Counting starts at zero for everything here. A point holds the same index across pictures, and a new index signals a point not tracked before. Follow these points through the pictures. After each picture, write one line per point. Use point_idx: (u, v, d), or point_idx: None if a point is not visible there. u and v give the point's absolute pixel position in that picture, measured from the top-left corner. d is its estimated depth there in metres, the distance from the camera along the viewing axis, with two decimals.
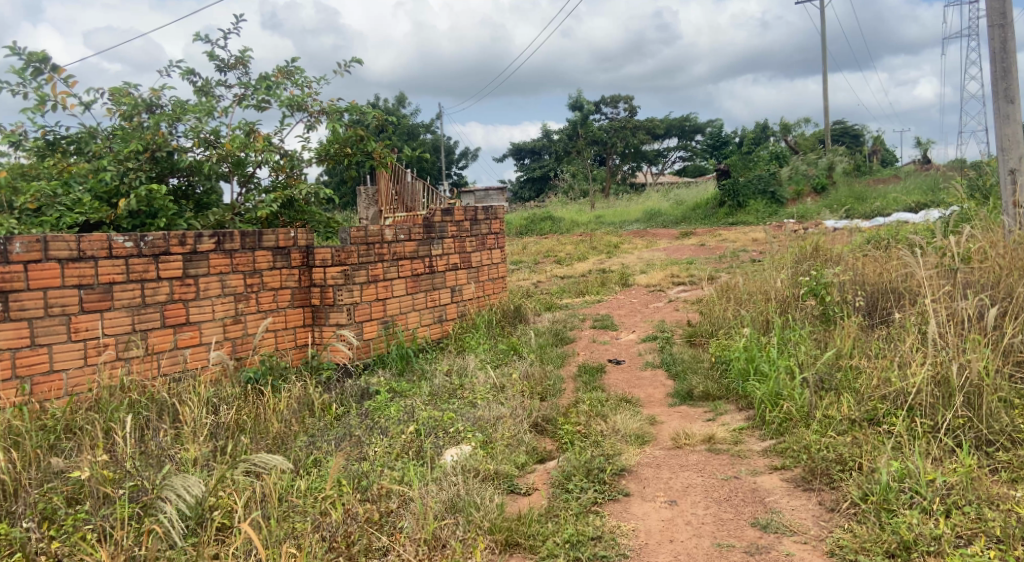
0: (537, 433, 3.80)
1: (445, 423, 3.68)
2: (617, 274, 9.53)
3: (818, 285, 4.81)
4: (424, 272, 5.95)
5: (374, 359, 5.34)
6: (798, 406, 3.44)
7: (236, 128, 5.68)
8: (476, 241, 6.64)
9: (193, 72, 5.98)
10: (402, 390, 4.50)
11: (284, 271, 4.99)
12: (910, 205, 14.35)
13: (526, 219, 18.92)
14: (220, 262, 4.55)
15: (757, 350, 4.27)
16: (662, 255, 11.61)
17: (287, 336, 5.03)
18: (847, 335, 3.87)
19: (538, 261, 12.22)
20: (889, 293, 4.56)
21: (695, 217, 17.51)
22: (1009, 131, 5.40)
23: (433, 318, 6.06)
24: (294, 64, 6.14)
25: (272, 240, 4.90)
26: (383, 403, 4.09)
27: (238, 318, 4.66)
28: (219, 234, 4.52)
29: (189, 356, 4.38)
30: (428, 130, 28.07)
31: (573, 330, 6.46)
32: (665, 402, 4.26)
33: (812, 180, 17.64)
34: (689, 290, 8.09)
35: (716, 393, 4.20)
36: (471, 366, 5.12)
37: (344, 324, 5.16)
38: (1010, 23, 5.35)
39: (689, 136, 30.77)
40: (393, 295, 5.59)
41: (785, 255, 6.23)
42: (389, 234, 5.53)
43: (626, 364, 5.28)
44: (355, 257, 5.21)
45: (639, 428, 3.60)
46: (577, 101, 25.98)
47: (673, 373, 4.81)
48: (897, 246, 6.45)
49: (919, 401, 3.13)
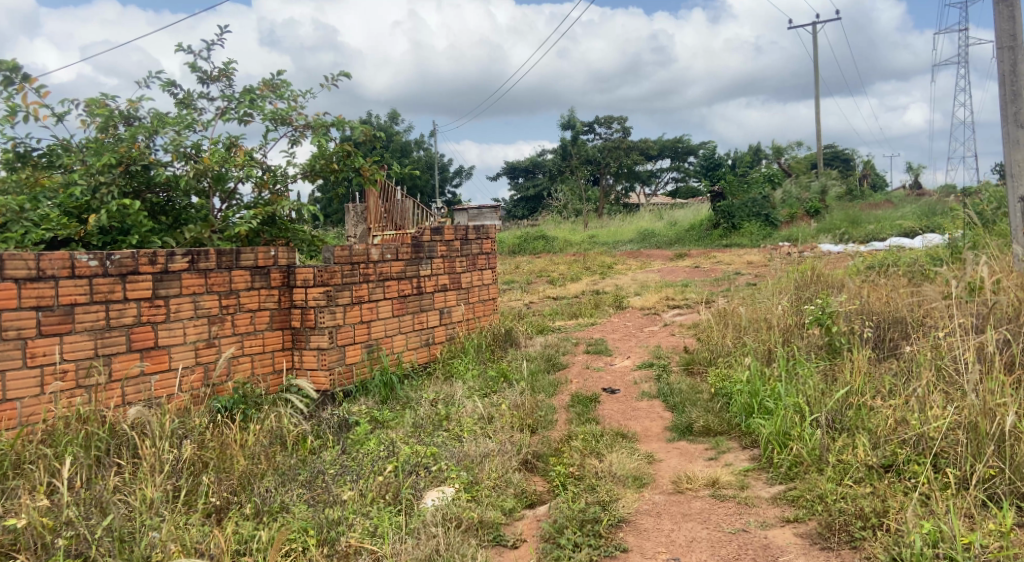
0: (527, 471, 3.56)
1: (429, 460, 3.43)
2: (611, 296, 9.31)
3: (824, 314, 4.45)
4: (412, 294, 5.71)
5: (357, 385, 5.08)
6: (809, 448, 3.21)
7: (216, 141, 5.42)
8: (467, 262, 6.40)
9: (174, 83, 5.73)
10: (386, 422, 4.25)
11: (263, 291, 4.74)
12: (905, 230, 14.22)
13: (519, 237, 18.72)
14: (194, 281, 4.30)
15: (761, 383, 4.03)
16: (656, 277, 11.39)
17: (264, 361, 4.77)
18: (857, 370, 3.65)
19: (531, 281, 11.99)
20: (895, 325, 4.38)
21: (689, 238, 17.33)
22: (1019, 156, 5.23)
23: (420, 341, 5.80)
24: (280, 77, 5.90)
25: (251, 259, 4.66)
26: (364, 438, 3.83)
27: (212, 342, 4.40)
28: (192, 252, 4.27)
29: (158, 382, 4.12)
30: (421, 148, 27.90)
31: (565, 355, 6.21)
32: (663, 437, 4.02)
33: (805, 203, 17.54)
34: (684, 314, 7.86)
35: (717, 428, 3.95)
36: (459, 395, 4.86)
37: (326, 348, 4.90)
38: (1020, 45, 5.20)
39: (682, 157, 30.73)
40: (378, 317, 5.34)
41: (783, 280, 6.03)
42: (375, 254, 5.30)
43: (621, 394, 5.03)
44: (338, 278, 4.98)
45: (637, 469, 3.36)
46: (570, 121, 25.90)
47: (670, 405, 4.56)
48: (899, 273, 6.26)
49: (943, 449, 2.94)
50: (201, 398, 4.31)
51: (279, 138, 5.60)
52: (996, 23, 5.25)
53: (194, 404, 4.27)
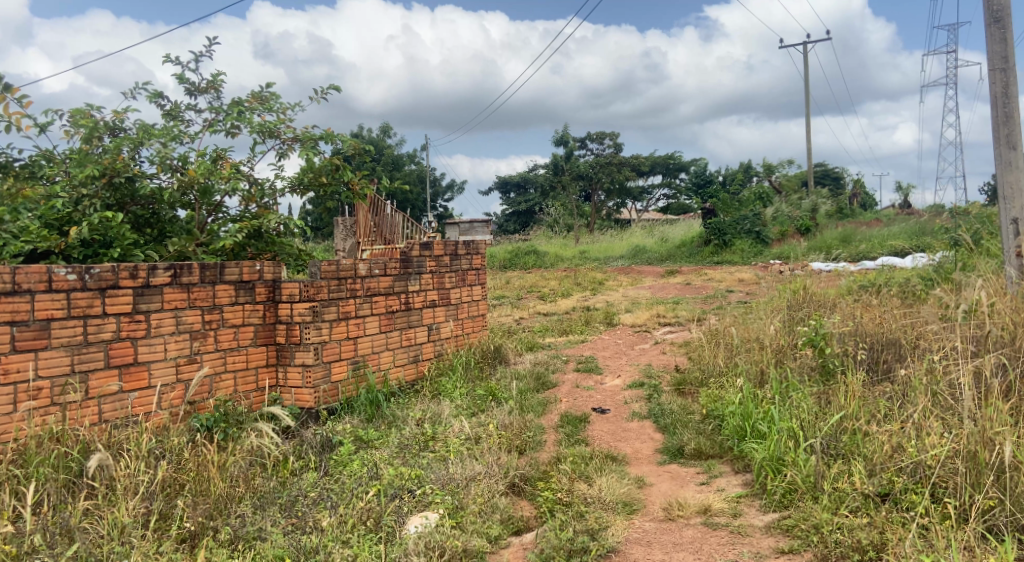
0: (514, 495, 3.47)
1: (413, 483, 3.34)
2: (601, 313, 9.24)
3: (817, 335, 4.37)
4: (400, 309, 5.62)
5: (342, 403, 4.99)
6: (804, 475, 3.13)
7: (203, 152, 5.34)
8: (456, 277, 6.32)
9: (160, 94, 5.65)
10: (370, 442, 4.16)
11: (247, 306, 4.65)
12: (894, 249, 14.25)
13: (510, 252, 18.69)
14: (176, 296, 4.21)
15: (753, 406, 3.96)
16: (647, 294, 11.35)
17: (247, 378, 4.67)
18: (852, 394, 3.58)
19: (522, 297, 11.93)
20: (889, 347, 4.32)
21: (680, 255, 17.31)
22: (1011, 178, 5.21)
23: (408, 358, 5.70)
24: (269, 89, 5.82)
25: (236, 273, 4.56)
26: (348, 460, 3.73)
27: (194, 357, 4.30)
28: (175, 266, 4.19)
29: (137, 399, 4.02)
30: (413, 161, 27.88)
31: (555, 373, 6.13)
32: (654, 460, 3.94)
33: (796, 221, 17.57)
34: (675, 332, 7.79)
35: (709, 451, 3.88)
36: (446, 414, 4.77)
37: (311, 365, 4.80)
38: (1012, 68, 5.20)
39: (673, 174, 30.82)
40: (365, 333, 5.25)
41: (774, 299, 5.98)
42: (363, 269, 5.23)
43: (611, 414, 4.94)
44: (324, 293, 4.89)
45: (627, 495, 3.27)
46: (563, 137, 25.93)
47: (661, 426, 4.48)
48: (890, 293, 6.22)
49: (940, 477, 2.88)
50: (181, 416, 4.21)
51: (266, 151, 5.51)
52: (988, 45, 5.25)
53: (174, 422, 4.17)
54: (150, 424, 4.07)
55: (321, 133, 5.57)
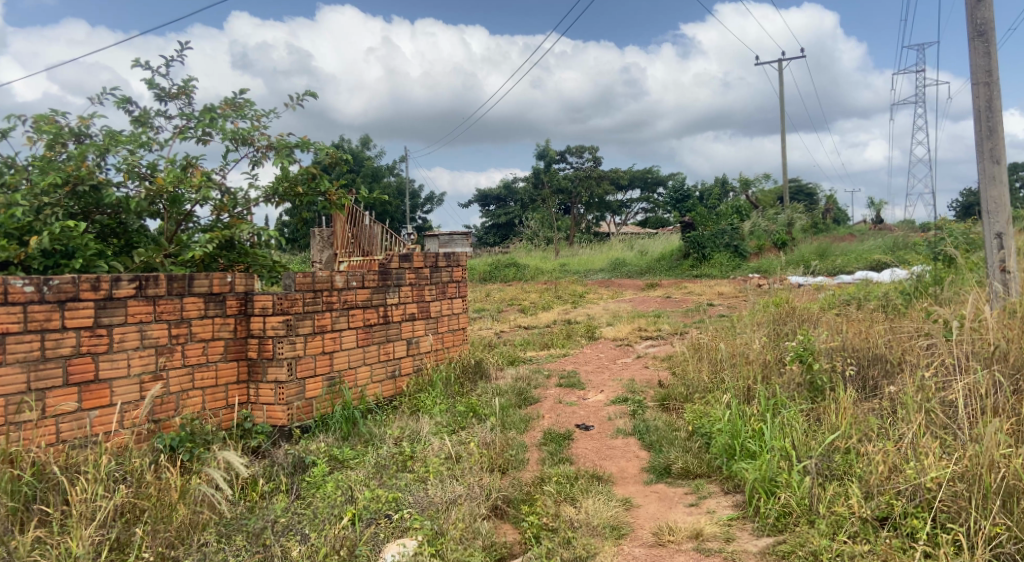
0: (497, 518, 3.35)
1: (390, 507, 3.21)
2: (582, 326, 9.12)
3: (805, 350, 4.28)
4: (378, 323, 5.47)
5: (316, 420, 4.85)
6: (798, 498, 3.05)
7: (172, 160, 5.16)
8: (436, 290, 6.17)
9: (129, 100, 5.48)
10: (346, 462, 4.01)
11: (217, 320, 4.52)
12: (871, 264, 14.30)
13: (489, 265, 18.57)
14: (140, 309, 4.12)
15: (742, 424, 3.85)
16: (628, 306, 11.27)
17: (217, 394, 4.53)
18: (843, 412, 3.49)
19: (501, 310, 11.79)
20: (876, 363, 4.23)
21: (659, 268, 17.28)
22: (995, 193, 5.11)
23: (386, 373, 5.54)
24: (243, 95, 5.64)
25: (206, 285, 4.45)
26: (323, 482, 3.58)
27: (159, 374, 4.21)
28: (140, 278, 4.11)
29: (98, 418, 3.95)
30: (392, 173, 27.73)
31: (537, 389, 5.99)
32: (640, 479, 3.82)
33: (773, 235, 17.61)
34: (657, 346, 7.69)
35: (697, 470, 3.76)
36: (425, 431, 4.63)
37: (283, 381, 4.67)
38: (995, 81, 5.12)
39: (652, 187, 30.90)
40: (342, 347, 5.11)
41: (757, 313, 5.89)
42: (340, 281, 5.09)
43: (594, 431, 4.81)
44: (299, 306, 4.76)
45: (614, 518, 3.17)
46: (541, 150, 25.92)
47: (647, 443, 4.36)
48: (871, 307, 6.17)
49: (942, 502, 2.78)
50: (144, 435, 4.12)
51: (239, 159, 5.35)
52: (972, 58, 5.16)
53: (136, 441, 4.08)
54: (110, 443, 3.99)
55: (296, 141, 5.39)
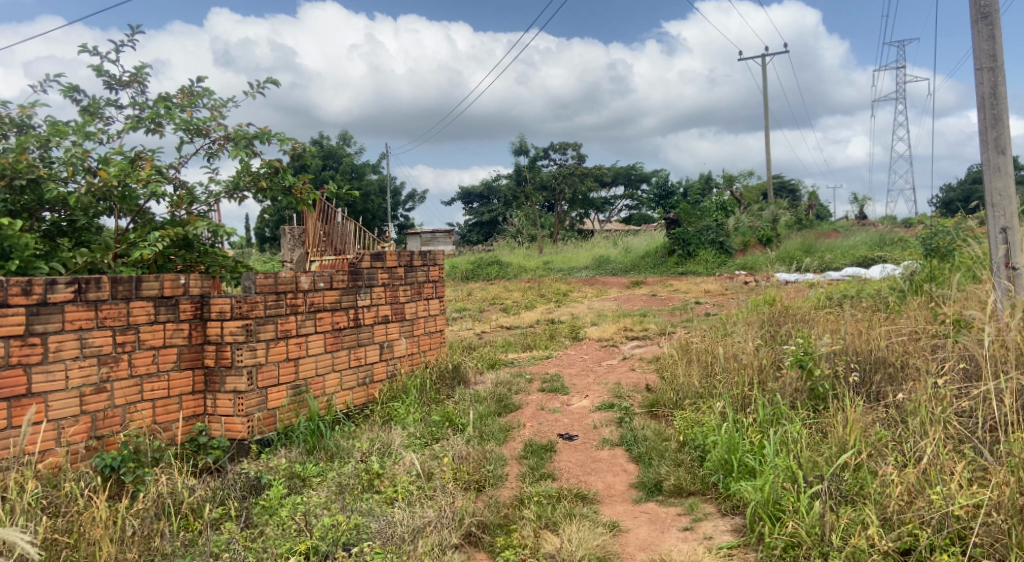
0: (470, 547, 3.07)
1: (351, 538, 2.94)
2: (566, 326, 8.77)
3: (805, 355, 3.92)
4: (348, 326, 5.11)
5: (280, 432, 4.52)
6: (807, 525, 2.76)
7: (121, 152, 4.79)
8: (411, 290, 5.80)
9: (77, 88, 5.13)
10: (308, 481, 3.70)
11: (169, 325, 4.20)
12: (857, 260, 14.07)
13: (472, 263, 18.22)
14: (80, 315, 3.83)
15: (740, 436, 3.55)
16: (613, 305, 10.97)
17: (169, 407, 4.20)
18: (849, 424, 3.20)
19: (484, 309, 11.46)
20: (879, 367, 3.93)
21: (644, 266, 17.00)
22: (999, 184, 4.82)
23: (357, 380, 5.18)
24: (201, 83, 5.27)
25: (156, 288, 4.13)
26: (280, 507, 3.27)
27: (102, 386, 3.91)
28: (79, 281, 3.81)
29: (34, 436, 3.67)
30: (374, 171, 27.33)
31: (518, 395, 5.65)
32: (629, 497, 3.51)
33: (759, 231, 17.31)
34: (644, 347, 7.37)
35: (690, 488, 3.45)
36: (396, 445, 4.31)
37: (243, 391, 4.33)
38: (1000, 66, 4.82)
39: (636, 185, 30.65)
40: (308, 353, 4.76)
41: (748, 313, 5.59)
42: (305, 281, 4.75)
43: (579, 441, 4.49)
44: (260, 309, 4.43)
45: (601, 548, 2.89)
46: (522, 147, 25.62)
47: (635, 456, 4.04)
48: (866, 306, 5.89)
49: (977, 536, 2.55)
50: (83, 454, 3.84)
51: (194, 152, 4.99)
52: (975, 42, 4.87)
53: (74, 461, 3.80)
54: (45, 464, 3.69)
55: (255, 131, 5.01)
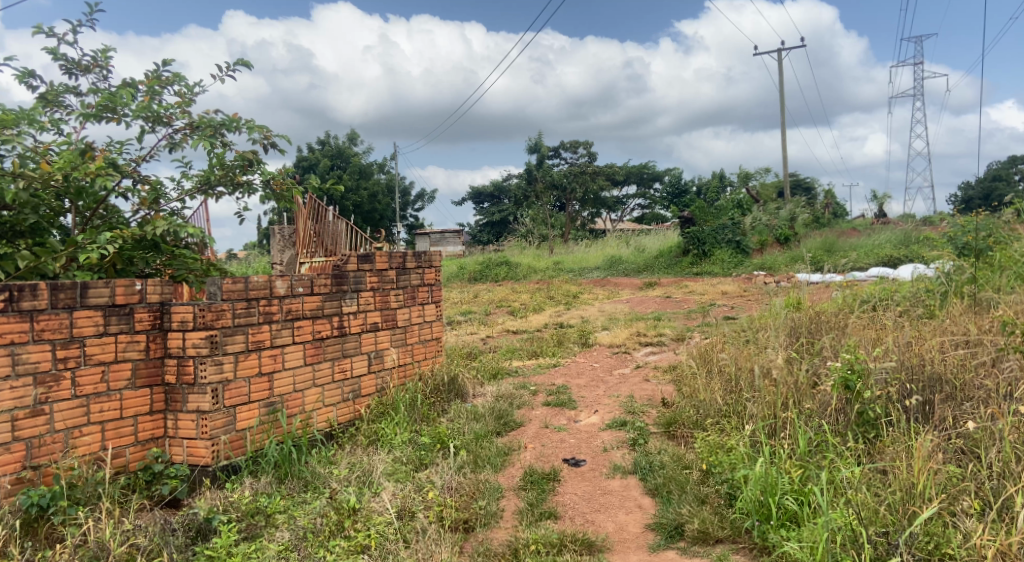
0: None
1: None
2: (575, 331, 8.22)
3: (851, 372, 3.35)
4: (331, 336, 4.58)
5: (249, 457, 3.99)
6: None
7: (76, 143, 4.29)
8: (404, 295, 5.25)
9: (33, 74, 4.65)
10: (271, 518, 3.17)
11: (123, 337, 3.68)
12: (879, 260, 13.42)
13: (481, 263, 17.71)
14: (12, 327, 3.34)
15: (779, 473, 3.02)
16: (625, 309, 10.36)
17: (122, 430, 3.69)
18: (915, 464, 2.79)
19: (490, 312, 10.89)
20: (936, 385, 3.37)
21: (658, 266, 16.42)
22: None
23: (342, 396, 4.65)
24: (168, 67, 4.76)
25: (105, 295, 3.62)
26: (228, 558, 2.88)
27: (39, 408, 3.41)
28: (10, 288, 3.32)
29: None
30: (382, 171, 26.88)
31: (521, 410, 5.10)
32: (644, 543, 3.01)
33: (775, 230, 16.52)
34: (658, 354, 6.82)
35: (718, 534, 2.95)
36: (378, 473, 3.79)
37: (207, 411, 3.81)
38: None
39: (649, 183, 30.05)
40: (284, 367, 4.24)
41: (775, 318, 5.00)
42: (281, 287, 4.23)
43: (586, 467, 3.95)
44: (227, 319, 3.90)
45: None
46: (534, 147, 25.18)
47: (650, 486, 3.50)
48: (904, 312, 5.30)
49: None
50: (12, 488, 3.34)
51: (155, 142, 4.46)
52: None
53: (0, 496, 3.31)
54: None
55: (224, 119, 4.49)
